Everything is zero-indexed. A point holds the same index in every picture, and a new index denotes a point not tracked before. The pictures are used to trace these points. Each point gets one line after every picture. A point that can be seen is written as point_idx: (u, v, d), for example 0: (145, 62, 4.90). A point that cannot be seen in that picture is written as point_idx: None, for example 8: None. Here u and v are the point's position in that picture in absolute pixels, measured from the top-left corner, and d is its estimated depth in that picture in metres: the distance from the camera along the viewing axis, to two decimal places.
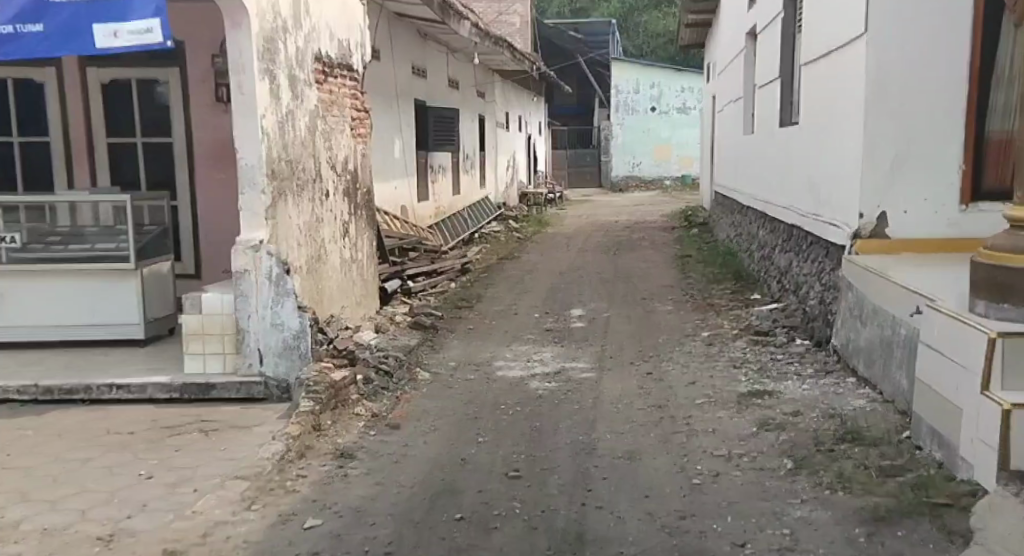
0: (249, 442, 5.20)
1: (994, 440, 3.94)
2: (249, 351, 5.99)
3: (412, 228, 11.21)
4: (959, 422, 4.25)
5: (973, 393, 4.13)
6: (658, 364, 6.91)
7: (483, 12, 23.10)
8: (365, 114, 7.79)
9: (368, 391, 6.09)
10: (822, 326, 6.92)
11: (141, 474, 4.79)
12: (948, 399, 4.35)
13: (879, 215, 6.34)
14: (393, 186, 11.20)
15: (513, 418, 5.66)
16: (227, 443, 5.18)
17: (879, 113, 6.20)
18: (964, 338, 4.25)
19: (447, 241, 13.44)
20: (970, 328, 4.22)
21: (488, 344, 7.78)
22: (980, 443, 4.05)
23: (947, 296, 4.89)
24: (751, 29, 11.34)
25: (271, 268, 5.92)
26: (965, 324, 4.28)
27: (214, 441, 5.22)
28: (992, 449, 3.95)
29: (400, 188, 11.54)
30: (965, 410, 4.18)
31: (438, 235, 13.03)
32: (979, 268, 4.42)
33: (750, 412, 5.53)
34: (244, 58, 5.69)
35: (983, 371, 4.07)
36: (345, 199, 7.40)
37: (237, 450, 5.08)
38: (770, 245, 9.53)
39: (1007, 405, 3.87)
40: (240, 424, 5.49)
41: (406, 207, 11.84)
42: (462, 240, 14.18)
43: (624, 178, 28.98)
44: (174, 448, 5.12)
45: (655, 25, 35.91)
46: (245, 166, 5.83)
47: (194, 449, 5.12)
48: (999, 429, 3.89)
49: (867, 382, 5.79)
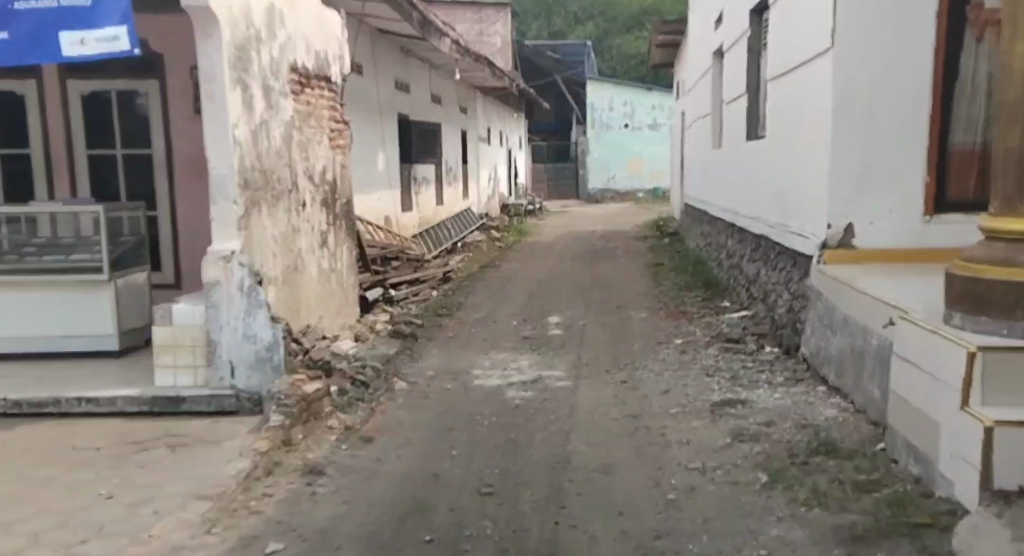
0: (217, 457, 5.05)
1: (976, 458, 3.84)
2: (220, 363, 5.85)
3: (395, 238, 11.15)
4: (938, 438, 4.15)
5: (953, 408, 4.03)
6: (634, 372, 6.86)
7: (466, 32, 23.20)
8: (343, 126, 7.78)
9: (343, 402, 5.98)
10: (792, 334, 6.89)
11: (102, 494, 4.65)
12: (926, 412, 4.25)
13: (846, 226, 6.36)
14: (376, 197, 11.17)
15: (489, 429, 5.59)
16: (194, 459, 5.04)
17: (846, 126, 6.25)
18: (940, 350, 4.16)
19: (431, 250, 13.21)
20: (947, 340, 4.13)
21: (466, 352, 7.74)
22: (960, 460, 3.96)
23: (920, 307, 4.76)
24: (717, 48, 11.40)
25: (243, 279, 5.80)
26: (941, 336, 4.19)
27: (181, 457, 5.08)
28: (974, 468, 3.86)
29: (384, 200, 11.49)
30: (944, 426, 4.09)
31: (422, 244, 12.95)
32: (954, 280, 4.35)
33: (723, 421, 5.47)
34: (214, 67, 5.58)
35: (962, 386, 3.97)
36: (323, 209, 7.35)
37: (203, 466, 4.94)
38: (738, 253, 9.55)
39: (988, 422, 3.77)
40: (208, 439, 5.35)
41: (389, 217, 11.78)
42: (446, 249, 14.07)
43: (601, 191, 28.92)
44: (138, 465, 4.99)
45: (628, 46, 36.34)
46: (216, 176, 5.71)
47: (160, 465, 4.98)
48: (981, 446, 3.80)
49: (837, 390, 5.70)
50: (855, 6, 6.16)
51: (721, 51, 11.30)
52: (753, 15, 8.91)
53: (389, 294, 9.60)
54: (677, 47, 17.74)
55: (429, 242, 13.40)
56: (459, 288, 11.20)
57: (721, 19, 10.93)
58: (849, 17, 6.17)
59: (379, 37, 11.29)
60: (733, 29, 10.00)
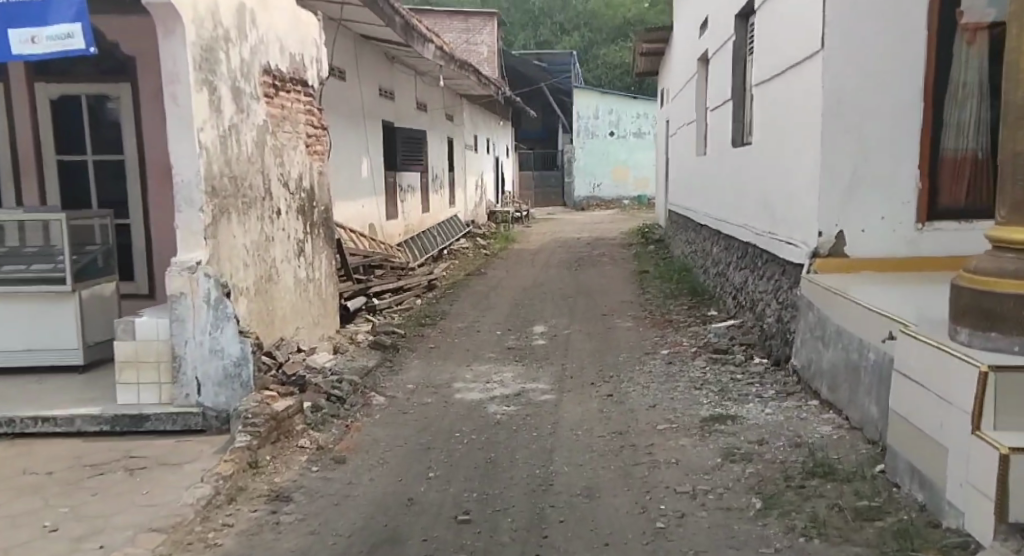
0: (177, 483, 4.78)
1: (990, 488, 3.58)
2: (186, 381, 5.58)
3: (381, 247, 10.98)
4: (945, 463, 3.89)
5: (961, 432, 3.77)
6: (620, 385, 6.63)
7: (452, 42, 23.04)
8: (321, 132, 7.57)
9: (316, 420, 5.72)
10: (781, 345, 6.68)
11: (46, 527, 4.37)
12: (930, 435, 3.99)
13: (837, 234, 6.16)
14: (360, 205, 10.93)
15: (468, 448, 5.36)
16: (151, 486, 4.76)
17: (836, 131, 6.05)
18: (945, 369, 3.91)
19: (417, 256, 13.09)
20: (953, 356, 3.87)
21: (447, 364, 7.49)
22: (971, 488, 3.70)
23: (923, 322, 4.54)
24: (701, 56, 11.25)
25: (210, 292, 5.52)
26: (947, 352, 3.93)
27: (137, 483, 4.80)
28: (988, 498, 3.59)
29: (368, 207, 11.26)
30: (953, 451, 3.82)
31: (407, 252, 12.70)
32: (961, 294, 4.10)
33: (713, 439, 5.24)
34: (178, 68, 5.37)
35: (973, 408, 3.71)
36: (300, 217, 7.12)
37: (160, 493, 4.67)
38: (724, 261, 9.37)
39: (1004, 449, 3.51)
40: (169, 462, 5.08)
41: (374, 225, 11.52)
42: (432, 256, 13.85)
43: (586, 199, 28.87)
44: (90, 492, 4.71)
45: (612, 57, 36.31)
46: (182, 184, 5.49)
47: (113, 492, 4.71)
48: (996, 475, 3.54)
49: (831, 406, 5.46)
50: (846, 8, 5.97)
51: (703, 58, 11.14)
52: (738, 21, 8.76)
53: (371, 303, 9.41)
54: (660, 56, 17.62)
55: (414, 250, 13.17)
56: (444, 296, 10.99)
57: (705, 27, 10.80)
58: (839, 19, 5.98)
59: (362, 43, 11.11)
60: (717, 37, 9.88)
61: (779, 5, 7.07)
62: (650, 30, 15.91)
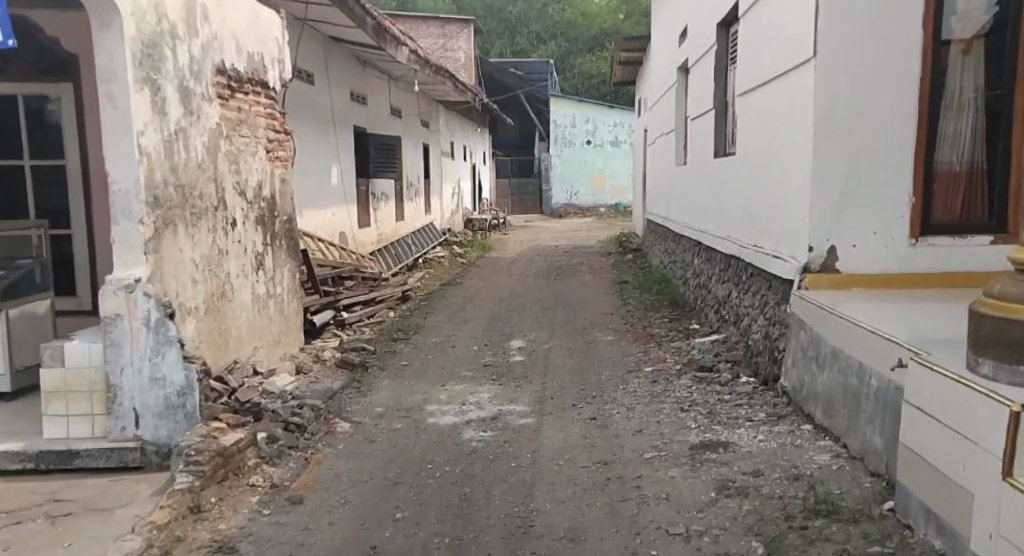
0: (102, 534, 4.52)
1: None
2: (123, 411, 5.36)
3: (352, 256, 10.57)
4: (970, 509, 3.51)
5: (990, 477, 3.39)
6: (602, 407, 6.25)
7: (428, 49, 22.68)
8: (284, 136, 7.17)
9: (271, 453, 5.45)
10: (769, 363, 6.34)
11: None
12: (951, 478, 3.61)
13: (829, 248, 5.79)
14: (330, 213, 10.50)
15: (441, 482, 5.04)
16: (75, 536, 4.53)
17: (829, 141, 5.68)
18: (968, 405, 3.53)
19: (390, 266, 12.67)
20: (980, 394, 3.48)
21: (420, 385, 7.05)
22: (1000, 539, 3.32)
23: (938, 349, 4.16)
24: (681, 64, 10.94)
25: (149, 314, 5.30)
26: (972, 386, 3.54)
27: (60, 533, 4.57)
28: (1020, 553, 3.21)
29: (339, 216, 10.83)
30: (979, 497, 3.45)
31: (381, 261, 12.27)
32: (983, 322, 3.64)
33: (704, 470, 4.88)
34: (115, 65, 5.08)
35: (1004, 451, 3.33)
36: (259, 228, 6.69)
37: (83, 546, 4.42)
38: (706, 273, 9.04)
39: None
40: (100, 506, 4.85)
41: (345, 234, 11.09)
42: (406, 266, 13.44)
43: (564, 207, 28.47)
44: (6, 546, 4.46)
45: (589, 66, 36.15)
46: (118, 192, 5.19)
47: (32, 545, 4.46)
48: None
49: (827, 431, 5.12)
50: (840, 10, 5.61)
51: (683, 66, 10.84)
52: (719, 29, 8.44)
53: (340, 316, 8.99)
54: (637, 65, 17.34)
55: (389, 260, 12.73)
56: (418, 308, 10.58)
57: (685, 34, 10.49)
58: (832, 22, 5.61)
59: (332, 45, 10.69)
60: (696, 43, 9.58)
61: (765, 10, 6.73)
62: (626, 39, 15.62)
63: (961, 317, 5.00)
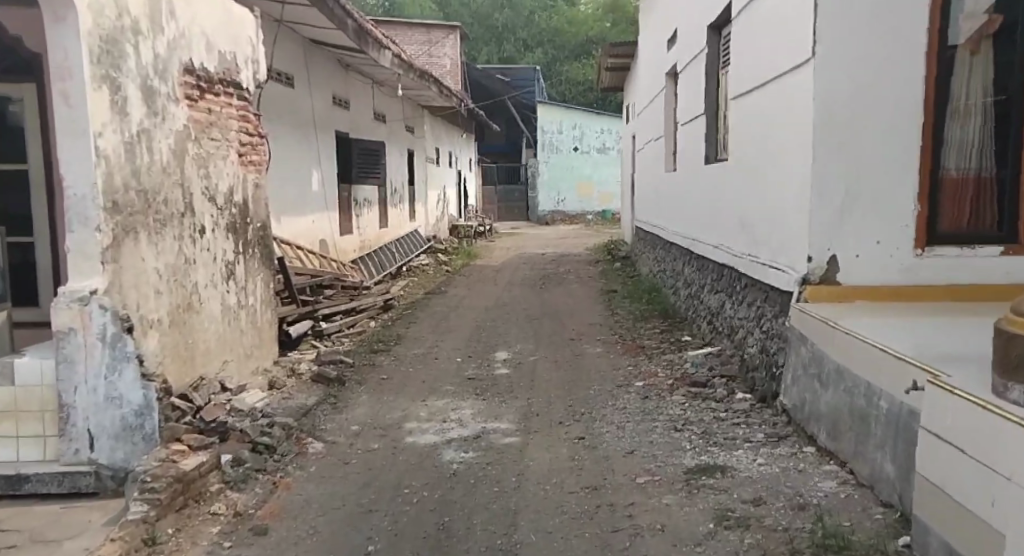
0: None
1: None
2: (76, 433, 4.98)
3: (332, 264, 10.21)
4: (998, 549, 3.20)
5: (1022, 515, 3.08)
6: (591, 425, 5.92)
7: (413, 56, 22.36)
8: (258, 140, 6.82)
9: (236, 477, 5.11)
10: (766, 379, 6.04)
11: None
12: (978, 514, 3.30)
13: (830, 259, 5.49)
14: (310, 220, 10.13)
15: (418, 508, 4.72)
16: None
17: (828, 146, 5.39)
18: (997, 435, 3.21)
19: (373, 274, 12.32)
20: (1010, 423, 3.17)
21: (400, 400, 6.70)
22: None
23: (957, 370, 3.85)
24: (670, 69, 10.66)
25: (105, 328, 4.93)
26: (1001, 414, 3.22)
27: None
28: None
29: (319, 223, 10.47)
30: (1010, 536, 3.13)
31: (363, 270, 11.92)
32: (1012, 342, 3.32)
33: (701, 497, 4.57)
34: (69, 62, 4.72)
35: None
36: (230, 236, 6.34)
37: None
38: (697, 282, 8.74)
39: None
40: (47, 537, 4.54)
41: (326, 242, 10.73)
42: (389, 274, 13.09)
43: (550, 213, 28.24)
44: None
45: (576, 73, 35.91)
46: (73, 197, 4.82)
47: None
48: None
49: (831, 455, 4.82)
50: (840, 8, 5.33)
51: (672, 71, 10.56)
52: (711, 32, 8.16)
53: (319, 327, 8.63)
54: (625, 71, 17.05)
55: (371, 267, 12.38)
56: (400, 317, 10.23)
57: (675, 38, 10.21)
58: (831, 21, 5.33)
59: (313, 48, 10.36)
60: (687, 47, 9.31)
61: (760, 10, 6.45)
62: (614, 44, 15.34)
63: (973, 332, 4.70)
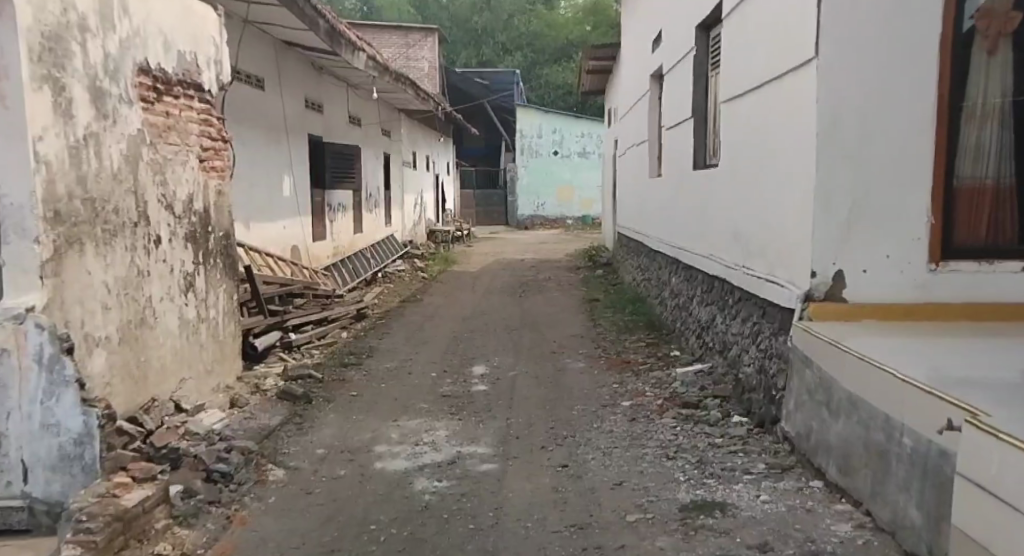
0: None
1: None
2: (8, 464, 4.46)
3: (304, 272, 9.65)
4: None
5: None
6: (575, 451, 5.47)
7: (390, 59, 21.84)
8: (221, 144, 6.32)
9: (186, 511, 4.59)
10: (765, 403, 5.61)
11: None
12: None
13: (836, 274, 5.08)
14: (280, 226, 9.59)
15: (386, 549, 4.24)
16: None
17: (834, 154, 4.98)
18: None
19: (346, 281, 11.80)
20: None
21: (370, 420, 6.22)
22: None
23: (999, 409, 3.43)
24: (654, 73, 10.25)
25: (41, 349, 4.36)
26: None
27: None
28: None
29: (291, 229, 9.94)
30: None
31: (336, 276, 11.41)
32: None
33: (701, 541, 4.13)
34: (3, 57, 4.20)
35: None
36: (189, 246, 5.83)
37: None
38: (686, 293, 8.32)
39: None
40: None
41: (298, 248, 10.19)
42: (363, 281, 12.58)
43: (529, 218, 27.86)
44: None
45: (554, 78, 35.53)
46: (7, 206, 4.29)
47: None
48: None
49: (841, 492, 4.40)
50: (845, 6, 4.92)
51: (656, 74, 10.16)
52: (699, 33, 7.74)
53: (286, 338, 8.10)
54: (605, 75, 16.66)
55: (344, 274, 11.87)
56: (373, 327, 9.73)
57: (659, 41, 9.80)
58: (836, 21, 4.92)
59: (285, 50, 9.86)
60: (673, 50, 8.90)
61: (754, 9, 6.05)
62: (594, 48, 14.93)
63: (999, 357, 4.30)
